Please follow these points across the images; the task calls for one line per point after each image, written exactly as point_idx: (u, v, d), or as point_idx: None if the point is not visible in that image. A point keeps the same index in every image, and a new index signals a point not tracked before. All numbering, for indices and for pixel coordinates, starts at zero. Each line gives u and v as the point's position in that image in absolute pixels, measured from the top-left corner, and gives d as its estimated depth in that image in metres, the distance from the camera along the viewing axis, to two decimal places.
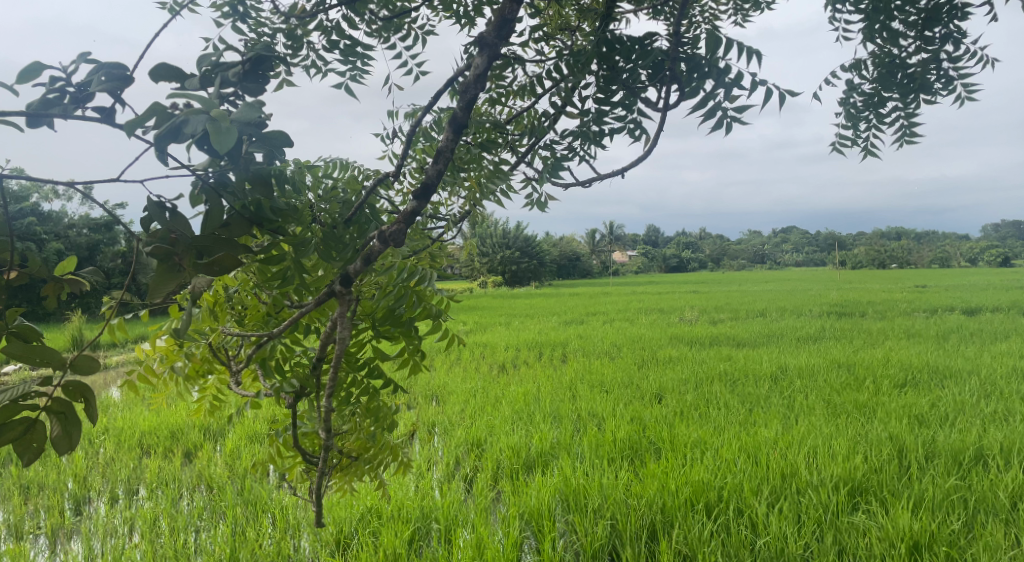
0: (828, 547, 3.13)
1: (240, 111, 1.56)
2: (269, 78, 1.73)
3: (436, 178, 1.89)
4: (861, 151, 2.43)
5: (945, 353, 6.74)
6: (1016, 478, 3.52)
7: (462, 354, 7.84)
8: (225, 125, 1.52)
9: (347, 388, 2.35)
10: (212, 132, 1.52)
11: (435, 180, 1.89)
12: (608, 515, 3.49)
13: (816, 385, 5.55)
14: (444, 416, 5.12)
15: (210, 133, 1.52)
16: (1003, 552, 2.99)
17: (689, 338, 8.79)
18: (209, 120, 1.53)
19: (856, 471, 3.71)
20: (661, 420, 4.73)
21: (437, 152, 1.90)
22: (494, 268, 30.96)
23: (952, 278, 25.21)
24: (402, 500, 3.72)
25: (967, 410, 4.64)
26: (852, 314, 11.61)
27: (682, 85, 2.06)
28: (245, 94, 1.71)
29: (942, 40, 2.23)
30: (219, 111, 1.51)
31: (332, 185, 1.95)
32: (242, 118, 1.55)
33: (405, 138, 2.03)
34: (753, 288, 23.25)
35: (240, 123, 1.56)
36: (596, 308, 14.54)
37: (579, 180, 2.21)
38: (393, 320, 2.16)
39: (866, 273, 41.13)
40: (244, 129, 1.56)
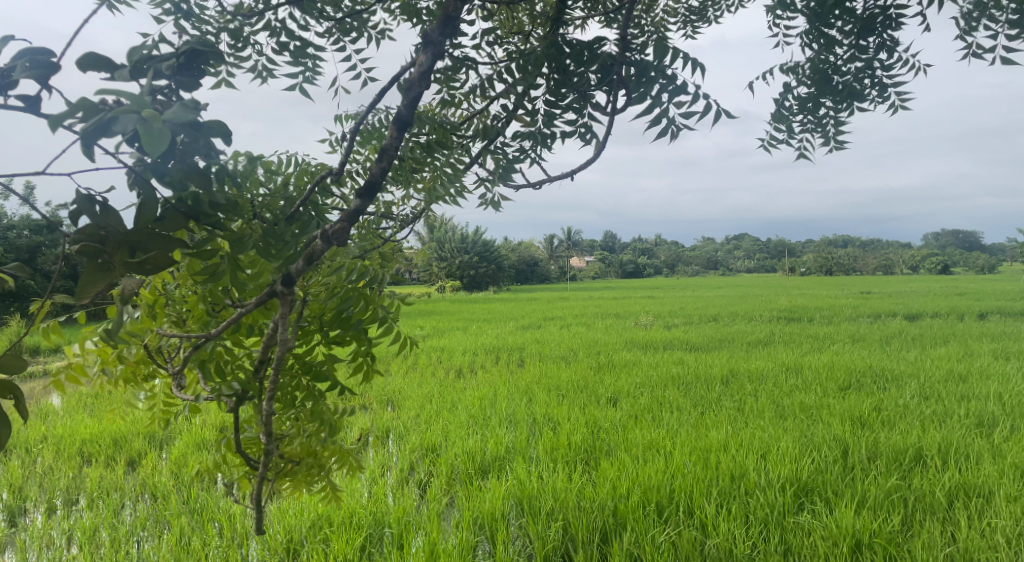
0: (773, 547, 3.19)
1: (174, 110, 1.53)
2: (205, 72, 1.69)
3: (381, 176, 1.88)
4: (793, 152, 2.46)
5: (889, 357, 6.93)
6: (952, 476, 3.64)
7: (418, 358, 7.80)
8: (156, 127, 1.50)
9: (291, 391, 2.31)
10: (144, 134, 1.49)
11: (381, 178, 1.88)
12: (561, 518, 3.50)
13: (766, 388, 5.66)
14: (399, 422, 5.07)
15: (142, 134, 1.49)
16: (940, 549, 3.08)
17: (643, 342, 8.89)
18: (140, 120, 1.50)
19: (803, 472, 3.79)
20: (615, 423, 4.78)
21: (382, 150, 1.88)
22: (451, 273, 30.87)
23: (895, 286, 25.99)
24: (354, 507, 3.68)
25: (908, 412, 4.79)
26: (800, 319, 11.86)
27: (628, 87, 2.09)
28: (179, 88, 1.67)
29: (876, 51, 2.29)
30: (151, 114, 1.49)
31: (283, 180, 1.92)
32: (176, 117, 1.52)
33: (352, 134, 2.01)
34: (707, 293, 23.67)
35: (173, 123, 1.53)
36: (553, 313, 14.65)
37: (530, 182, 2.22)
38: (341, 322, 2.15)
39: (815, 279, 42.17)
40: (178, 128, 1.53)
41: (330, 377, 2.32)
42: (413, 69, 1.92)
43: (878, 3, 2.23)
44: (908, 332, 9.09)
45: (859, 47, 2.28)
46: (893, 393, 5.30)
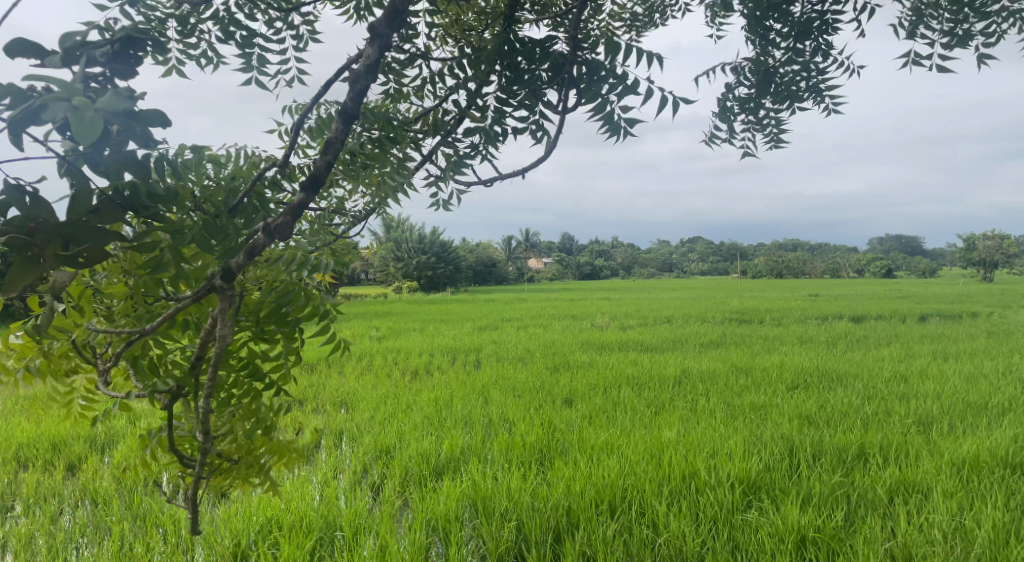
0: (722, 544, 3.24)
1: (106, 99, 1.49)
2: (141, 59, 1.67)
3: (325, 169, 1.85)
4: (733, 150, 2.48)
5: (835, 358, 7.11)
6: (893, 474, 3.73)
7: (373, 360, 7.73)
8: (88, 115, 1.46)
9: (228, 388, 2.28)
10: (74, 123, 1.45)
11: (326, 171, 1.85)
12: (514, 518, 3.51)
13: (718, 388, 5.75)
14: (352, 424, 5.02)
15: (73, 123, 1.45)
16: (881, 543, 3.16)
17: (598, 343, 8.95)
18: (71, 108, 1.46)
19: (751, 470, 3.85)
20: (569, 423, 4.80)
21: (327, 143, 1.86)
22: (409, 273, 30.67)
23: (841, 289, 26.66)
24: (305, 511, 3.62)
25: (852, 411, 4.91)
26: (751, 320, 12.10)
27: (578, 85, 2.11)
28: (115, 75, 1.64)
29: (812, 54, 2.34)
30: (82, 101, 1.45)
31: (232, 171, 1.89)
32: (109, 106, 1.49)
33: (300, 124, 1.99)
34: (662, 295, 23.96)
35: (107, 112, 1.49)
36: (511, 314, 14.66)
37: (480, 179, 2.21)
38: (278, 319, 2.12)
39: (767, 281, 43.00)
40: (112, 117, 1.49)
41: (264, 374, 2.30)
42: (360, 60, 1.91)
43: (815, 7, 2.28)
44: (853, 333, 9.31)
45: (796, 51, 2.33)
46: (837, 392, 5.44)
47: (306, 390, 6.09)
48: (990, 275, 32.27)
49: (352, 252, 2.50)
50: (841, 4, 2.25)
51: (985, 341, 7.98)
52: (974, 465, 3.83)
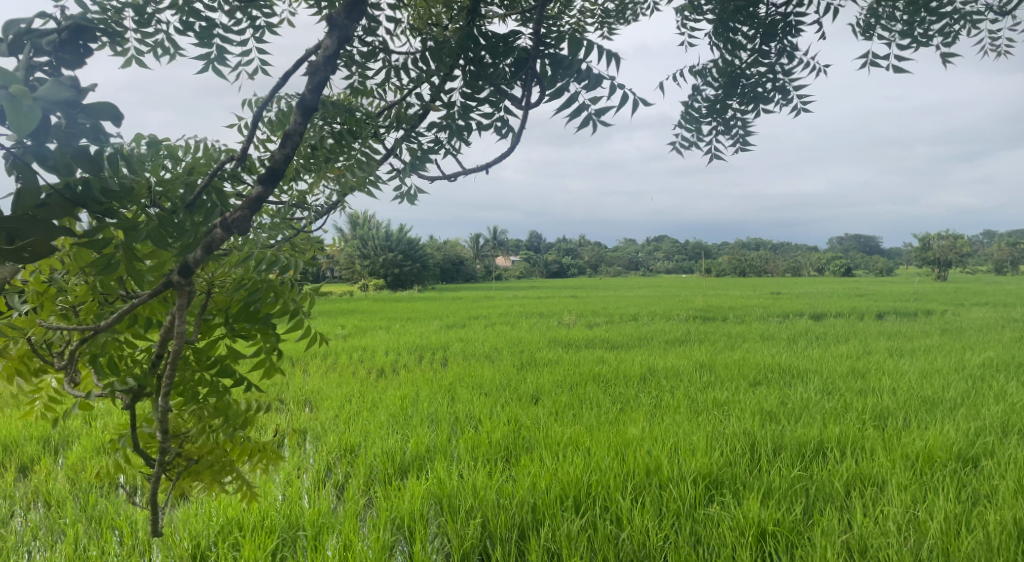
0: (684, 538, 3.27)
1: (46, 88, 1.47)
2: (90, 50, 1.63)
3: (284, 163, 1.83)
4: (701, 153, 2.49)
5: (796, 354, 7.22)
6: (850, 467, 3.81)
7: (338, 358, 7.66)
8: (26, 104, 1.44)
9: (192, 386, 2.23)
10: (10, 111, 1.43)
11: (284, 164, 1.83)
12: (479, 515, 3.51)
13: (682, 385, 5.81)
14: (316, 422, 4.97)
15: (9, 111, 1.43)
16: (838, 535, 3.22)
17: (565, 341, 8.98)
18: (9, 95, 1.44)
19: (714, 465, 3.90)
20: (536, 420, 4.81)
21: (285, 135, 1.83)
22: (375, 272, 30.45)
23: (802, 288, 27.10)
24: (266, 511, 3.57)
25: (813, 406, 4.99)
26: (714, 318, 12.23)
27: (542, 82, 2.12)
28: (61, 64, 1.60)
29: (778, 55, 2.37)
30: (19, 90, 1.43)
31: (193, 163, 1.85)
32: (49, 95, 1.47)
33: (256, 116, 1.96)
34: (627, 293, 24.14)
35: (46, 102, 1.47)
36: (478, 313, 14.62)
37: (444, 174, 2.20)
38: (247, 316, 2.10)
39: (730, 280, 43.56)
40: (52, 106, 1.47)
41: (234, 372, 2.25)
42: (318, 52, 1.89)
43: (778, 9, 2.31)
44: (813, 331, 9.48)
45: (762, 52, 2.36)
46: (797, 388, 5.54)
47: (269, 388, 6.00)
48: (944, 274, 33.09)
49: (315, 246, 2.45)
50: (804, 6, 2.28)
51: (939, 337, 8.18)
52: (928, 457, 3.92)
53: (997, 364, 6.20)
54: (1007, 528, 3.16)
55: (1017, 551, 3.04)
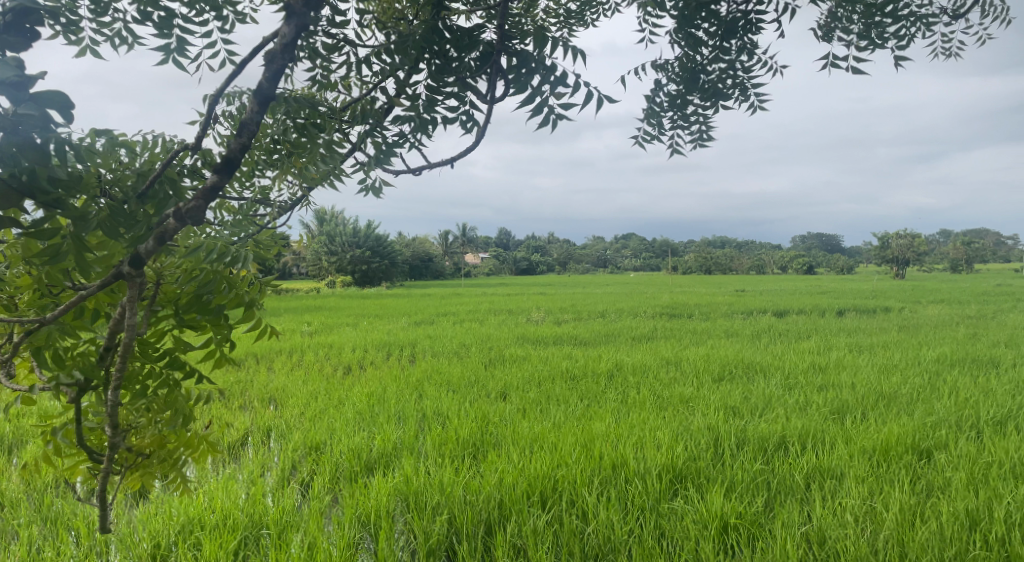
0: (648, 531, 3.30)
1: None
2: (36, 32, 1.65)
3: (239, 152, 1.81)
4: (662, 148, 2.52)
5: (760, 350, 7.32)
6: (810, 460, 3.87)
7: (305, 355, 7.58)
8: None
9: (141, 380, 2.21)
10: None
11: (240, 155, 1.81)
12: (446, 511, 3.50)
13: (648, 381, 5.86)
14: (281, 420, 4.91)
15: None
16: (797, 526, 3.27)
17: (534, 338, 8.99)
18: None
19: (678, 459, 3.94)
20: (504, 416, 4.82)
21: (241, 124, 1.81)
22: (343, 269, 30.18)
23: (765, 285, 27.50)
24: (229, 510, 3.53)
25: (775, 401, 5.07)
26: (681, 314, 12.34)
27: (506, 76, 2.13)
28: (6, 47, 1.62)
29: (737, 52, 2.39)
30: None
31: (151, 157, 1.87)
32: None
33: (212, 105, 1.93)
34: (596, 290, 24.28)
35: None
36: (447, 309, 14.54)
37: (409, 168, 2.19)
38: (199, 306, 2.07)
39: (697, 277, 44.03)
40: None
41: (184, 364, 2.22)
42: (276, 41, 1.87)
43: (738, 7, 2.33)
44: (777, 327, 9.63)
45: (723, 49, 2.38)
46: (760, 383, 5.61)
47: (234, 386, 5.92)
48: (903, 272, 33.81)
49: (279, 243, 2.42)
50: (764, 4, 2.31)
51: (900, 333, 8.34)
52: (884, 451, 4.00)
53: (953, 360, 6.35)
54: (960, 519, 3.24)
55: (969, 541, 3.12)
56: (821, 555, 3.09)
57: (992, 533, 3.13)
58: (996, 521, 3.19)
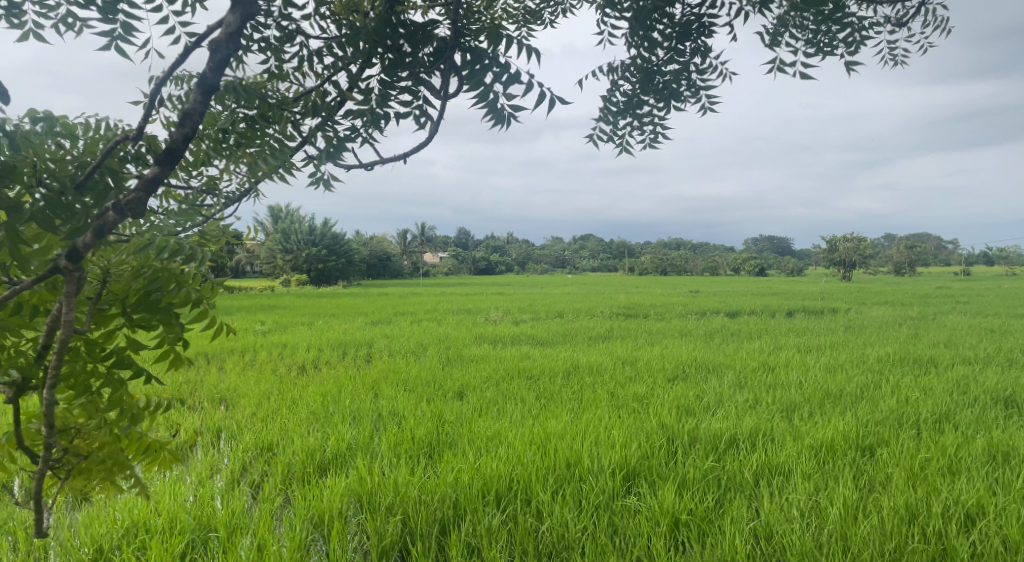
0: (601, 529, 3.32)
1: None
2: None
3: (182, 143, 1.79)
4: (616, 147, 2.52)
5: (712, 350, 7.44)
6: (759, 457, 3.94)
7: (258, 355, 7.45)
8: None
9: (83, 380, 2.13)
10: None
11: (183, 145, 1.79)
12: (400, 512, 3.47)
13: (604, 380, 5.91)
14: (232, 421, 4.82)
15: None
16: (746, 522, 3.32)
17: (491, 337, 9.00)
18: None
19: (631, 457, 3.97)
20: (460, 416, 4.81)
21: (183, 114, 1.79)
22: (298, 267, 29.77)
23: (717, 286, 27.97)
24: (176, 512, 3.45)
25: (727, 399, 5.15)
26: (636, 315, 12.49)
27: (460, 73, 2.12)
28: None
29: (691, 54, 2.43)
30: None
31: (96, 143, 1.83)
32: None
33: (153, 91, 1.89)
34: (554, 291, 24.46)
35: None
36: (404, 308, 14.43)
37: (362, 163, 2.17)
38: (148, 305, 2.05)
39: (652, 278, 44.58)
40: None
41: (132, 363, 2.15)
42: (220, 29, 1.84)
43: (692, 10, 2.37)
44: (730, 327, 9.81)
45: (677, 51, 2.41)
46: (712, 383, 5.70)
47: (183, 386, 5.79)
48: (850, 275, 34.68)
49: (228, 235, 2.37)
50: (716, 8, 2.35)
51: (846, 334, 8.57)
52: (829, 448, 4.10)
53: (894, 359, 6.56)
54: (901, 513, 3.34)
55: (908, 535, 3.21)
56: (768, 550, 3.14)
57: (930, 526, 3.23)
58: (934, 515, 3.29)
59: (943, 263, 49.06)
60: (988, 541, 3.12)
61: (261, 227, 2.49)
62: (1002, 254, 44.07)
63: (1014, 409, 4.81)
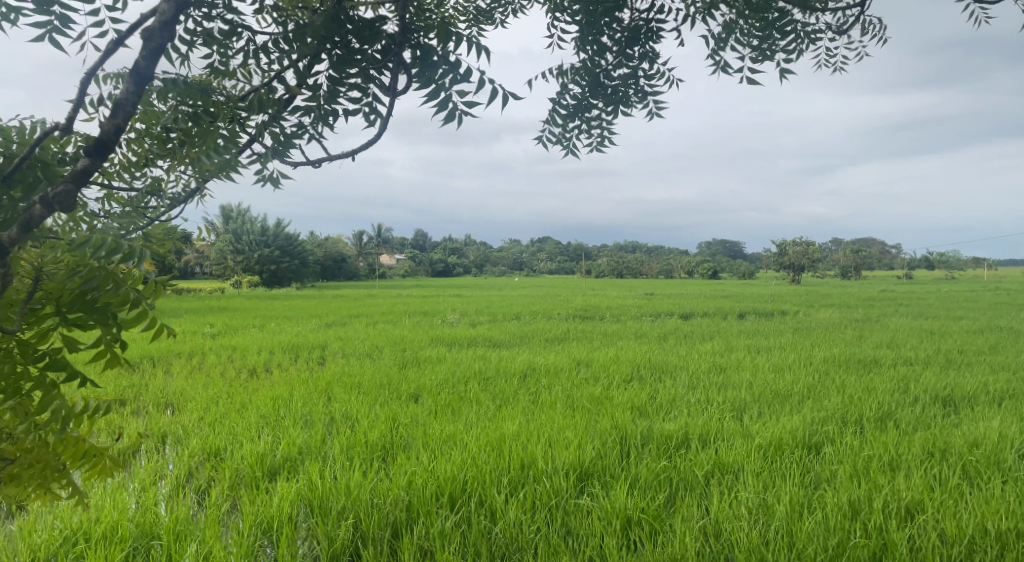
0: (554, 529, 3.31)
1: None
2: None
3: (113, 135, 1.77)
4: (564, 150, 2.51)
5: (665, 351, 7.51)
6: (710, 457, 3.98)
7: (207, 358, 7.28)
8: None
9: (14, 382, 2.04)
10: None
11: (113, 136, 1.77)
12: (352, 516, 3.42)
13: (559, 381, 5.92)
14: (177, 425, 4.69)
15: None
16: (696, 520, 3.35)
17: (447, 339, 8.94)
18: None
19: (586, 458, 3.98)
20: (414, 418, 4.76)
21: (116, 105, 1.77)
22: (250, 268, 29.23)
23: (670, 289, 28.32)
24: (117, 520, 3.35)
25: (679, 400, 5.20)
26: (592, 317, 12.57)
27: (409, 70, 2.09)
28: None
29: (640, 59, 2.44)
30: None
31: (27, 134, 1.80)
32: None
33: (81, 83, 1.85)
34: (511, 293, 24.49)
35: None
36: (359, 311, 14.19)
37: (310, 160, 2.12)
38: (83, 305, 1.97)
39: (608, 280, 44.94)
40: None
41: (67, 364, 2.07)
42: (154, 18, 1.80)
43: (641, 15, 2.38)
44: (683, 329, 9.92)
45: (626, 55, 2.42)
46: (666, 383, 5.76)
47: (126, 391, 5.61)
48: (798, 278, 35.47)
49: (174, 238, 2.30)
50: (664, 14, 2.37)
51: (795, 335, 8.74)
52: (778, 447, 4.16)
53: (840, 360, 6.71)
54: (844, 509, 3.40)
55: (850, 530, 3.27)
56: (716, 548, 3.17)
57: (871, 521, 3.30)
58: (875, 510, 3.37)
59: (886, 267, 50.50)
60: (926, 535, 3.20)
61: (208, 226, 2.45)
62: (943, 258, 45.55)
63: (952, 408, 4.94)
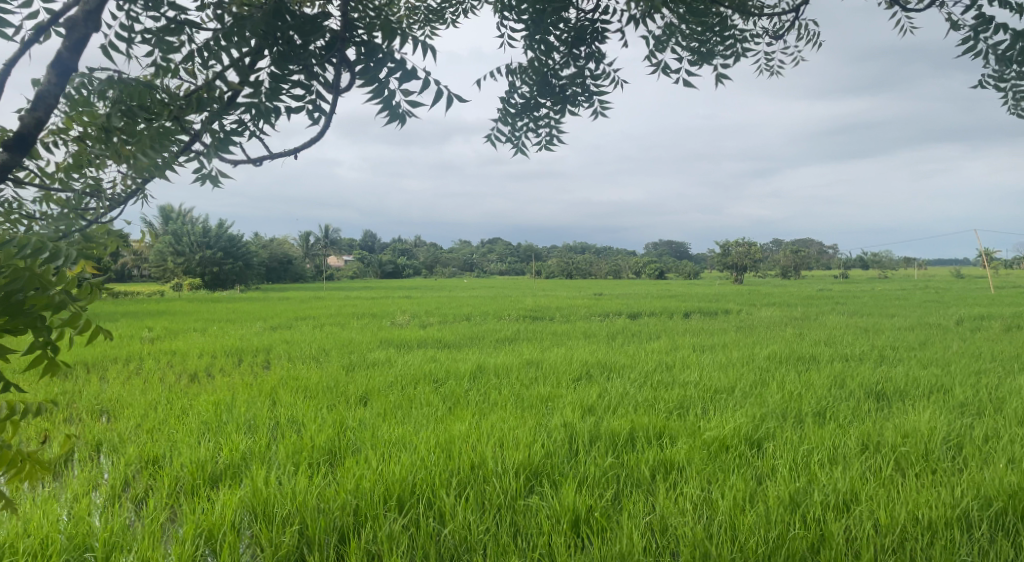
0: (503, 528, 3.31)
1: None
2: None
3: (34, 128, 1.83)
4: (513, 148, 2.52)
5: (614, 351, 7.58)
6: (657, 454, 4.02)
7: (145, 363, 7.06)
8: None
9: None
10: None
11: (34, 131, 1.82)
12: (297, 521, 3.36)
13: (509, 381, 5.93)
14: (113, 433, 4.54)
15: None
16: (642, 516, 3.39)
17: (397, 341, 8.87)
18: None
19: (535, 457, 3.99)
20: (362, 420, 4.71)
21: (37, 98, 1.83)
22: (191, 270, 28.51)
23: (617, 289, 28.60)
24: (48, 533, 3.23)
25: (627, 398, 5.26)
26: (541, 318, 12.62)
27: (353, 68, 2.07)
28: None
29: (586, 59, 2.46)
30: None
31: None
32: None
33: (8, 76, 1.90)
34: (460, 294, 24.43)
35: None
36: (305, 313, 13.91)
37: (249, 158, 2.08)
38: (9, 309, 1.88)
39: (556, 281, 45.19)
40: None
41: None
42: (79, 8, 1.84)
43: (587, 15, 2.40)
44: (632, 329, 10.02)
45: (573, 55, 2.43)
46: (614, 382, 5.81)
47: (59, 398, 5.41)
48: (741, 278, 36.21)
49: (114, 240, 2.24)
50: (610, 15, 2.39)
51: (740, 333, 8.91)
52: (722, 443, 4.24)
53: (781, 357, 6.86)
54: (785, 502, 3.49)
55: (790, 522, 3.35)
56: (661, 543, 3.21)
57: (811, 513, 3.39)
58: (815, 503, 3.46)
59: (825, 267, 51.94)
60: (862, 525, 3.28)
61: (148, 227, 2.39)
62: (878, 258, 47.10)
63: (887, 402, 5.11)
